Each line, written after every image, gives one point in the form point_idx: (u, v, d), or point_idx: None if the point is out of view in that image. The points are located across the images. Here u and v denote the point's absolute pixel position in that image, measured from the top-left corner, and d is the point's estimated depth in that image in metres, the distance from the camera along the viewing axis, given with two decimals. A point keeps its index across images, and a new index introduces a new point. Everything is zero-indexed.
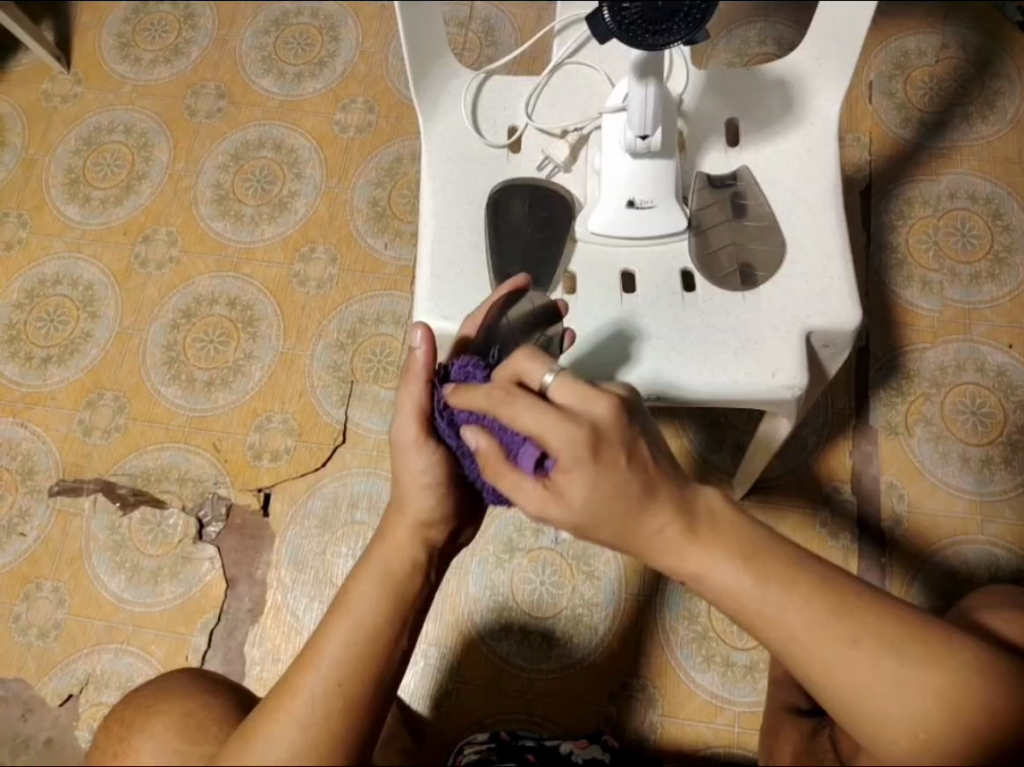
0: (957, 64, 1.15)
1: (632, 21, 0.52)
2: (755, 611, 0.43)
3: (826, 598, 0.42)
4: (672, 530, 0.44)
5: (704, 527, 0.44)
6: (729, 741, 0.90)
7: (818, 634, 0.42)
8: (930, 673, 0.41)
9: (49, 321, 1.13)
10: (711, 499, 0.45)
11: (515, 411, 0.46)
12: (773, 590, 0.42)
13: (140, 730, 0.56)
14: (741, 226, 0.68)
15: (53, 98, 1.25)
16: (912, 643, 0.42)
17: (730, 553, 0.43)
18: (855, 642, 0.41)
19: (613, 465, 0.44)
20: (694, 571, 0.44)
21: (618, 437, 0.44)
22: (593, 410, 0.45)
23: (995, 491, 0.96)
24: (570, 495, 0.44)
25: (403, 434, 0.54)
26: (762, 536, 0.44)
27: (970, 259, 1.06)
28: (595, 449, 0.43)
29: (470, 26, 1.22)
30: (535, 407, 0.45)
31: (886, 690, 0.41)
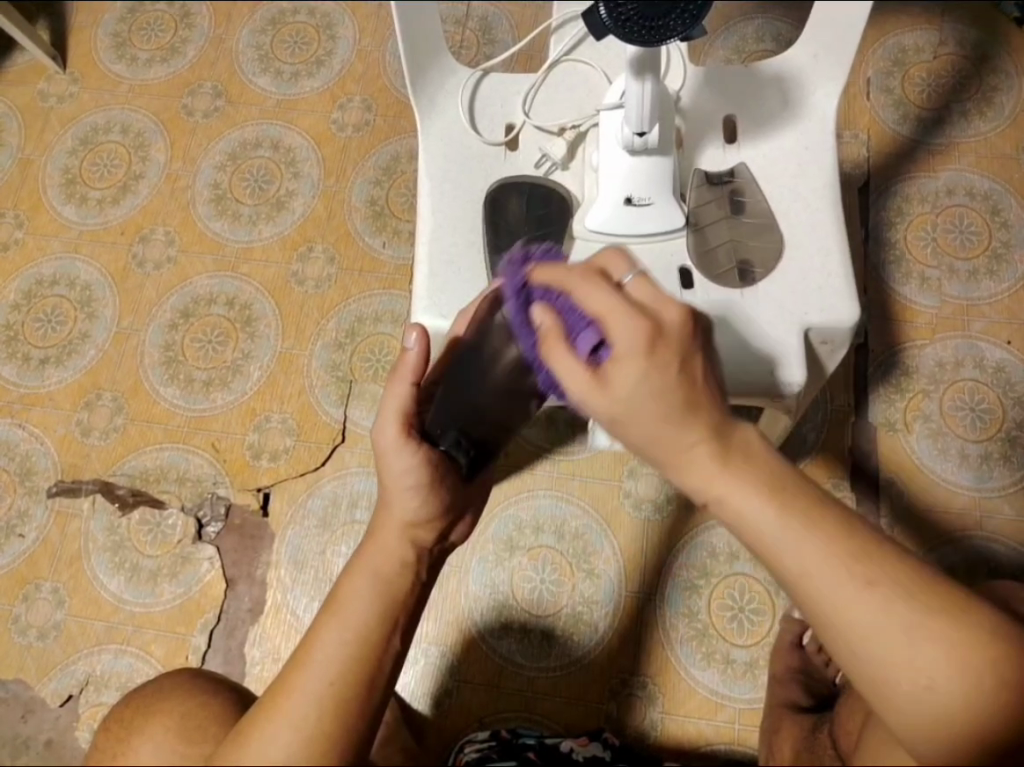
0: (955, 60, 1.15)
1: (628, 18, 0.52)
2: (775, 546, 0.43)
3: (845, 541, 0.42)
4: (703, 447, 0.44)
5: (737, 452, 0.44)
6: (729, 739, 0.90)
7: (835, 572, 0.41)
8: (941, 625, 0.41)
9: (46, 321, 1.13)
10: (748, 433, 0.45)
11: (585, 291, 0.47)
12: (796, 524, 0.42)
13: (140, 731, 0.56)
14: (738, 223, 0.68)
15: (50, 97, 1.24)
16: (928, 599, 0.41)
17: (756, 484, 0.43)
18: (869, 585, 0.41)
19: (665, 365, 0.44)
20: (719, 496, 0.44)
21: (678, 343, 0.44)
22: (663, 310, 0.45)
23: (994, 487, 0.96)
24: (615, 384, 0.45)
25: (384, 434, 0.56)
26: (791, 477, 0.44)
27: (968, 255, 1.06)
28: (652, 345, 0.44)
29: (467, 24, 1.22)
30: (603, 293, 0.46)
31: (895, 636, 0.41)
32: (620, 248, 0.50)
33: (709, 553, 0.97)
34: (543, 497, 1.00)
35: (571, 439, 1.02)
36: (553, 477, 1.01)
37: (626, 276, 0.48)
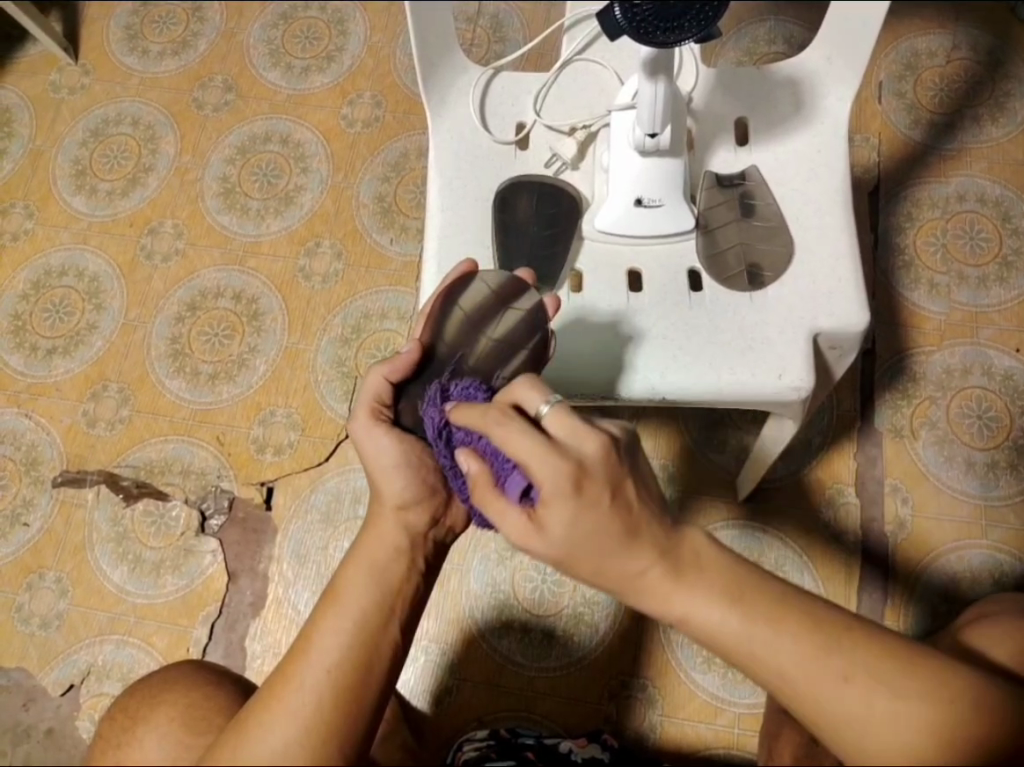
0: (968, 65, 1.15)
1: (643, 18, 0.52)
2: (745, 654, 0.43)
3: (814, 634, 0.42)
4: (654, 573, 0.44)
5: (689, 568, 0.44)
6: (728, 743, 0.90)
7: (806, 668, 0.42)
8: (922, 706, 0.41)
9: (54, 312, 1.13)
10: (696, 541, 0.45)
11: (504, 437, 0.46)
12: (761, 629, 0.42)
13: (145, 720, 0.56)
14: (749, 226, 0.68)
15: (61, 89, 1.25)
16: (905, 675, 0.42)
17: (717, 595, 0.43)
18: (843, 678, 0.42)
19: (594, 502, 0.43)
20: (682, 612, 0.44)
21: (604, 476, 0.44)
22: (582, 444, 0.44)
23: (999, 496, 0.96)
24: (551, 527, 0.44)
25: (356, 421, 0.58)
26: (749, 576, 0.44)
27: (978, 262, 1.06)
28: (578, 484, 0.43)
29: (478, 21, 1.21)
30: (522, 437, 0.45)
31: (876, 726, 0.41)
32: (530, 378, 0.50)
33: None
34: None
35: None
36: None
37: (543, 407, 0.48)
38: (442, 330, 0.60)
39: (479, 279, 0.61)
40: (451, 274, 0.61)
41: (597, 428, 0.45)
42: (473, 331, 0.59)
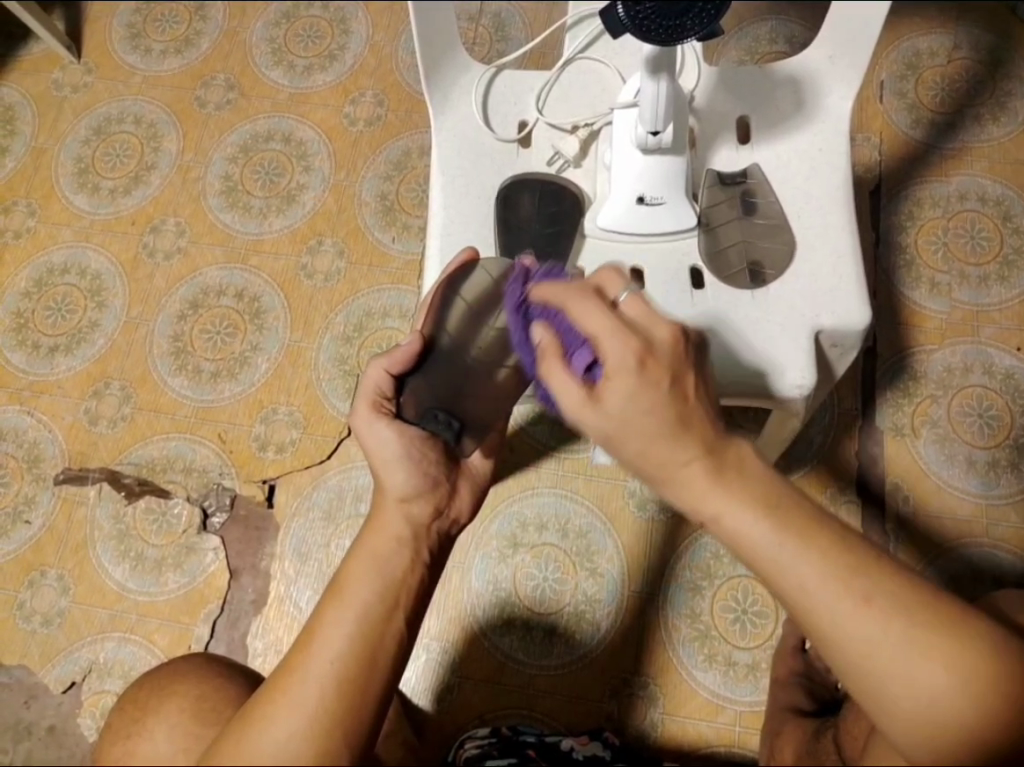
0: (969, 64, 1.15)
1: (645, 16, 0.52)
2: (771, 562, 0.43)
3: (841, 558, 0.43)
4: (697, 465, 0.44)
5: (732, 471, 0.44)
6: (729, 741, 0.90)
7: (830, 586, 0.42)
8: (941, 641, 0.41)
9: (56, 310, 1.13)
10: (743, 452, 0.45)
11: (576, 309, 0.47)
12: (792, 543, 0.43)
13: (153, 712, 0.57)
14: (750, 224, 0.68)
15: (64, 87, 1.25)
16: (924, 612, 0.42)
17: (753, 501, 0.44)
18: (865, 601, 0.42)
19: (655, 382, 0.44)
20: (715, 513, 0.44)
21: (668, 361, 0.45)
22: (654, 329, 0.46)
23: (1001, 494, 0.96)
24: (608, 402, 0.45)
25: (358, 414, 0.60)
26: (787, 493, 0.45)
27: (979, 261, 1.06)
28: (643, 361, 0.44)
29: (480, 20, 1.22)
30: (597, 311, 0.46)
31: (894, 651, 0.41)
32: (615, 268, 0.51)
33: (712, 554, 0.97)
34: (546, 494, 1.00)
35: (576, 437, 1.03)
36: (558, 476, 1.01)
37: (620, 294, 0.49)
38: (445, 321, 0.62)
39: (482, 268, 0.62)
40: (452, 264, 0.63)
41: (672, 318, 0.46)
42: (475, 319, 0.61)
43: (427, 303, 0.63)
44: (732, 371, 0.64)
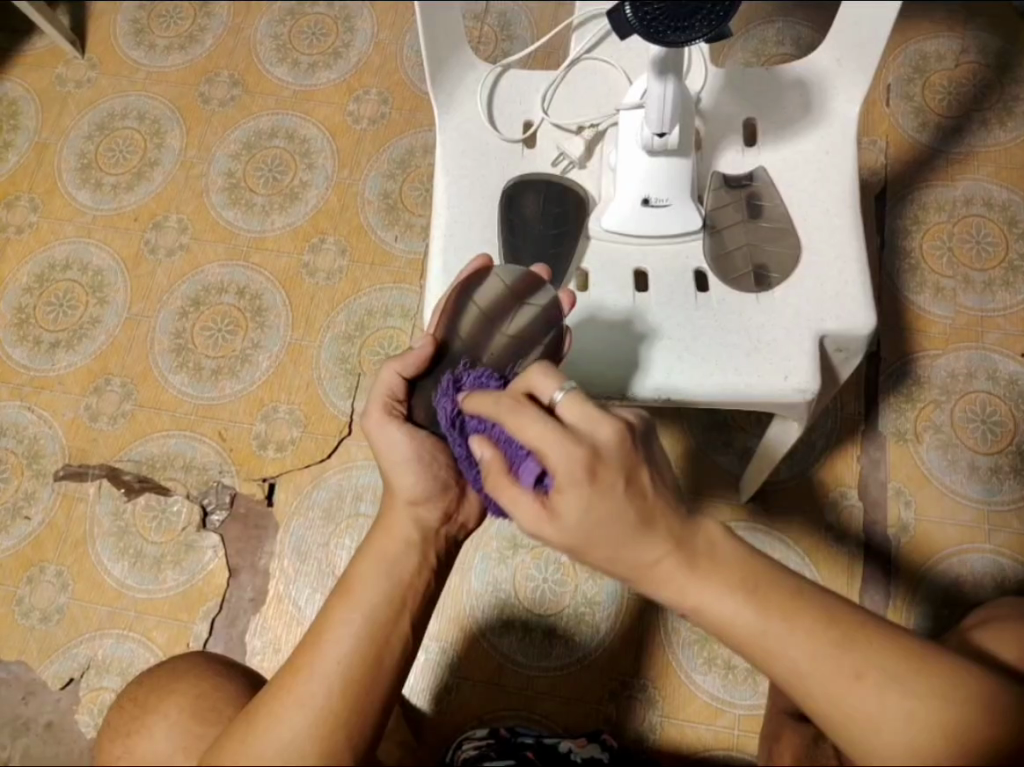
0: (976, 68, 1.14)
1: (654, 17, 0.51)
2: (759, 647, 0.43)
3: (828, 632, 0.42)
4: (668, 561, 0.44)
5: (704, 559, 0.44)
6: (728, 745, 0.90)
7: (821, 666, 0.42)
8: (936, 706, 0.41)
9: (58, 306, 1.13)
10: (711, 531, 0.45)
11: (517, 423, 0.46)
12: (776, 625, 0.42)
13: (154, 709, 0.56)
14: (756, 227, 0.68)
15: (67, 82, 1.24)
16: (918, 680, 0.41)
17: (731, 586, 0.43)
18: (857, 676, 0.41)
19: (607, 492, 0.43)
20: (697, 604, 0.44)
21: (617, 464, 0.43)
22: (597, 433, 0.44)
23: (1003, 501, 0.95)
24: (564, 514, 0.43)
25: (368, 416, 0.58)
26: (765, 570, 0.44)
27: (984, 266, 1.05)
28: (593, 471, 0.43)
29: (486, 18, 1.21)
30: (534, 423, 0.45)
31: (892, 724, 0.41)
32: (543, 365, 0.49)
33: None
34: None
35: None
36: None
37: (555, 394, 0.47)
38: (458, 327, 0.59)
39: (495, 275, 0.60)
40: (466, 269, 0.60)
41: (612, 414, 0.45)
42: (488, 326, 0.59)
43: (439, 306, 0.60)
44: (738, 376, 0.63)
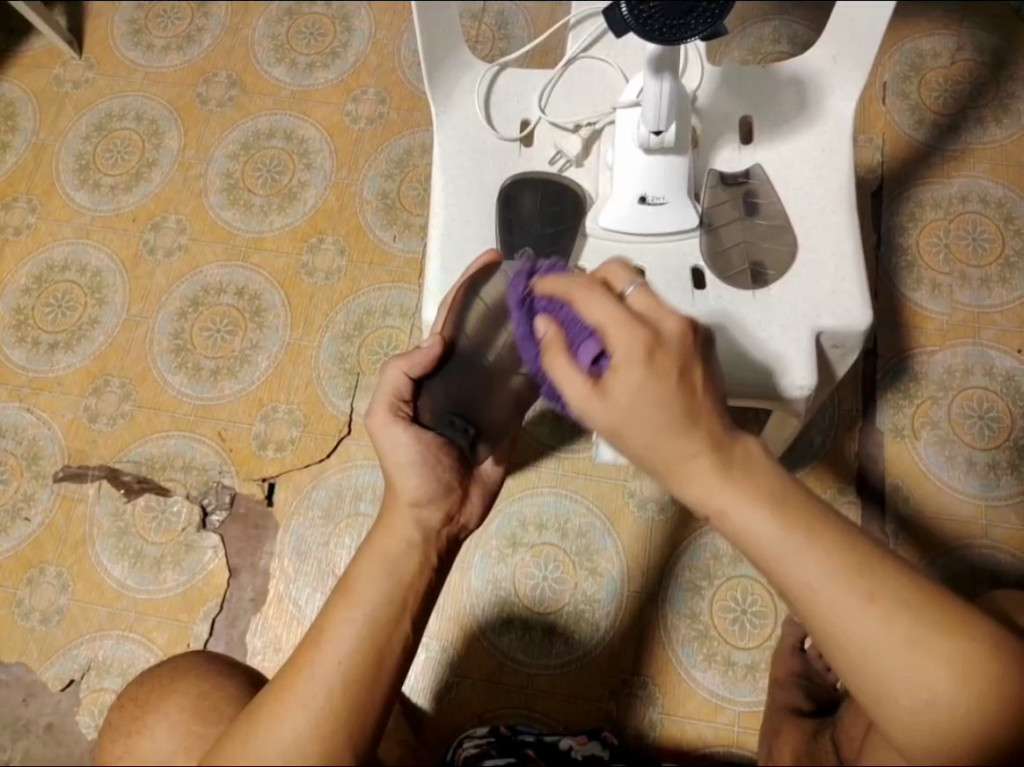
0: (972, 66, 1.15)
1: (649, 16, 0.52)
2: (775, 558, 0.43)
3: (847, 554, 0.42)
4: (703, 460, 0.44)
5: (738, 465, 0.44)
6: (728, 741, 0.90)
7: (835, 585, 0.42)
8: (944, 641, 0.41)
9: (57, 307, 1.13)
10: (750, 445, 0.46)
11: (587, 303, 0.47)
12: (797, 539, 0.42)
13: (155, 709, 0.57)
14: (752, 225, 0.68)
15: (65, 84, 1.25)
16: (930, 616, 0.42)
17: (758, 496, 0.44)
18: (870, 599, 0.41)
19: (664, 374, 0.44)
20: (721, 507, 0.44)
21: (678, 353, 0.45)
22: (663, 323, 0.46)
23: (1000, 496, 0.96)
24: (615, 393, 0.45)
25: (376, 413, 0.59)
26: (792, 489, 0.44)
27: (980, 263, 1.06)
28: (652, 352, 0.45)
29: (483, 18, 1.21)
30: (604, 304, 0.47)
31: (898, 651, 0.41)
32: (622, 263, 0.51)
33: (711, 554, 0.97)
34: (546, 494, 1.00)
35: (576, 437, 1.02)
36: (558, 476, 1.01)
37: (628, 288, 0.49)
38: (463, 325, 0.61)
39: (502, 272, 0.60)
40: (473, 264, 0.61)
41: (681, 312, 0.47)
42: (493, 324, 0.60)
43: (448, 302, 0.62)
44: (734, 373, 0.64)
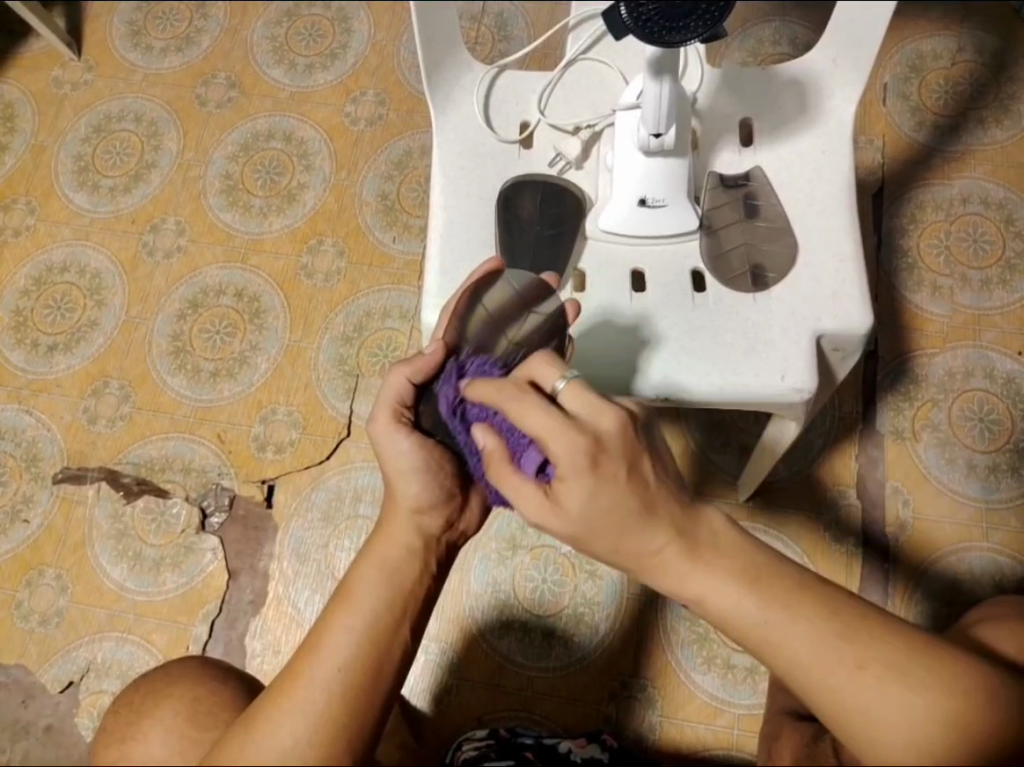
0: (972, 67, 1.14)
1: (649, 18, 0.51)
2: (759, 637, 0.44)
3: (829, 623, 0.43)
4: (670, 549, 0.46)
5: (707, 547, 0.46)
6: (727, 744, 0.90)
7: (822, 659, 0.42)
8: (940, 700, 0.41)
9: (56, 308, 1.13)
10: (713, 520, 0.47)
11: (522, 412, 0.47)
12: (778, 617, 0.43)
13: (149, 714, 0.56)
14: (752, 227, 0.68)
15: (64, 85, 1.24)
16: (916, 662, 0.42)
17: (733, 577, 0.45)
18: (860, 669, 0.42)
19: (610, 478, 0.45)
20: (699, 593, 0.46)
21: (620, 452, 0.45)
22: (599, 422, 0.46)
23: (1001, 499, 0.96)
24: (568, 503, 0.46)
25: (377, 423, 0.57)
26: (766, 562, 0.46)
27: (981, 265, 1.05)
28: (595, 460, 0.45)
29: (482, 19, 1.21)
30: (539, 410, 0.46)
31: (896, 720, 0.41)
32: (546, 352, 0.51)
33: None
34: None
35: None
36: None
37: (558, 383, 0.49)
38: (466, 330, 0.58)
39: (506, 278, 0.60)
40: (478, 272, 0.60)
41: (615, 406, 0.46)
42: (497, 327, 0.58)
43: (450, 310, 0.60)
44: (736, 379, 0.63)
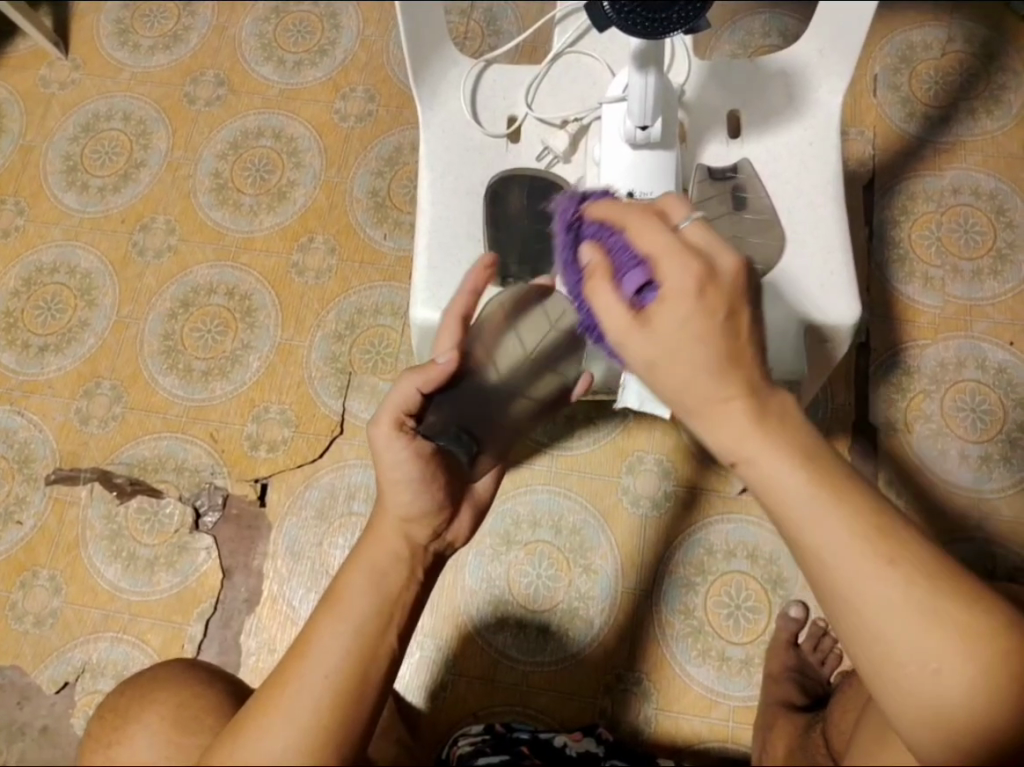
0: (963, 57, 1.14)
1: (631, 9, 0.51)
2: (799, 515, 0.43)
3: (867, 521, 0.42)
4: (739, 403, 0.44)
5: (773, 418, 0.44)
6: (723, 736, 0.90)
7: (854, 549, 0.42)
8: (956, 612, 0.41)
9: (47, 309, 1.13)
10: (786, 400, 0.45)
11: (642, 232, 0.46)
12: (823, 497, 0.43)
13: (135, 719, 0.56)
14: (740, 219, 0.66)
15: (51, 84, 1.24)
16: (942, 578, 0.42)
17: (791, 451, 0.43)
18: (890, 564, 0.42)
19: (712, 310, 0.43)
20: (749, 455, 0.44)
21: (728, 291, 0.44)
22: (719, 257, 0.45)
23: (993, 489, 0.96)
24: (659, 323, 0.44)
25: (379, 429, 0.57)
26: (823, 448, 0.45)
27: (972, 255, 1.05)
28: (703, 286, 0.44)
29: (471, 14, 1.21)
30: (657, 233, 0.46)
31: (910, 618, 0.41)
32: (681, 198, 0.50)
33: (706, 549, 0.97)
34: (540, 490, 1.00)
35: (571, 434, 1.02)
36: (551, 474, 1.01)
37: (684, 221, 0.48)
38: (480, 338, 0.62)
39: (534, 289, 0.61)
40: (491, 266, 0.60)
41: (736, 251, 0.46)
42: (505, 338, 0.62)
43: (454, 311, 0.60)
44: None
